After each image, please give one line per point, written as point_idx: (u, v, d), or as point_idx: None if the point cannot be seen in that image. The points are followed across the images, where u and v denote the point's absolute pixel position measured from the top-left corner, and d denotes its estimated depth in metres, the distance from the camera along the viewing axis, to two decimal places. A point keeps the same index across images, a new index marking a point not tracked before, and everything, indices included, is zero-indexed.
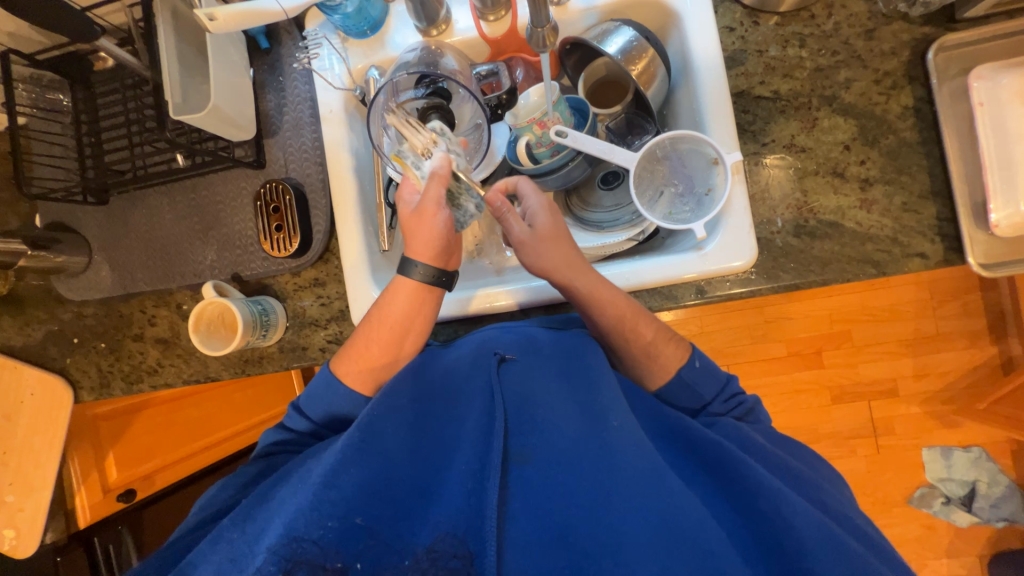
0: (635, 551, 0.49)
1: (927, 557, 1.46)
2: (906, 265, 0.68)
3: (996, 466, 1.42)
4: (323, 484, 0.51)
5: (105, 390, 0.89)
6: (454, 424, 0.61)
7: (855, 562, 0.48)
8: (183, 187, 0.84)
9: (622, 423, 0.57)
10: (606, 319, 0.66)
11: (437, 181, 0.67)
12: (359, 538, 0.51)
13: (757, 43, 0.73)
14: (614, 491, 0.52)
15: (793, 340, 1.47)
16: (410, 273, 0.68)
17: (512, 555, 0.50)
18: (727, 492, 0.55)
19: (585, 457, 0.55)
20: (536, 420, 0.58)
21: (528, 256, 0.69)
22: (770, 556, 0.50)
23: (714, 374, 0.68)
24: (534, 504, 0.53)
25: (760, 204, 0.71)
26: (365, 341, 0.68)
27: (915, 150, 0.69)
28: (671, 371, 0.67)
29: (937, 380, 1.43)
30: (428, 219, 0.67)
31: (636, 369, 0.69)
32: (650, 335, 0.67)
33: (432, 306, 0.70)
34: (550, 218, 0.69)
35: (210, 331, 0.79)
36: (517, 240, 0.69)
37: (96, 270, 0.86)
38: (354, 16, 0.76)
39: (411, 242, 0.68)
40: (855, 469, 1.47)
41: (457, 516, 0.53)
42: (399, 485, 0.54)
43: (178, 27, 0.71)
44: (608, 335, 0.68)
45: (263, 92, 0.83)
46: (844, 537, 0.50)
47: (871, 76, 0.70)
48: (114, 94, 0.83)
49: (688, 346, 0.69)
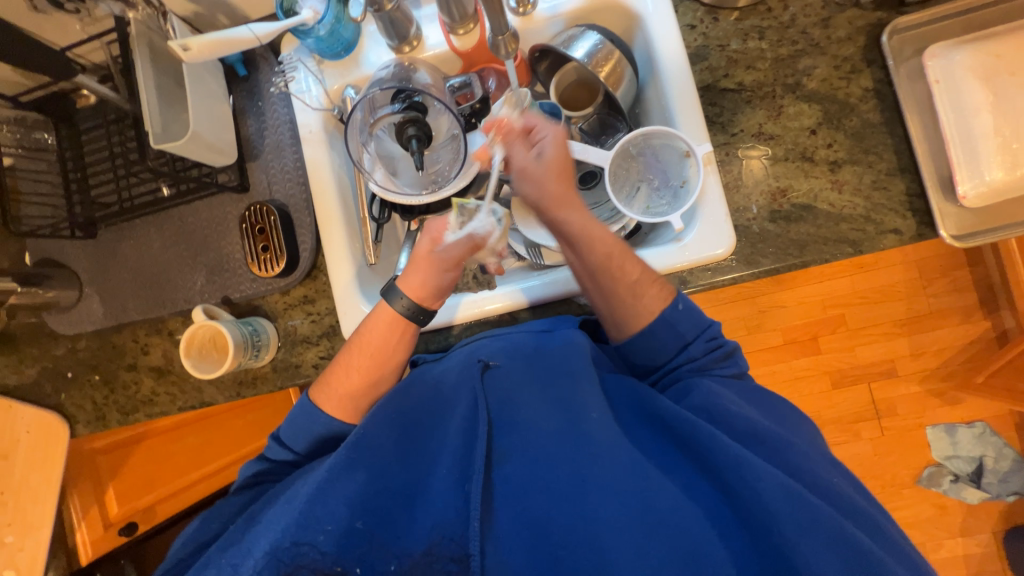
0: (609, 541, 0.50)
1: (941, 537, 1.44)
2: (882, 242, 0.69)
3: (1000, 439, 1.42)
4: (307, 501, 0.53)
5: (102, 422, 0.89)
6: (439, 430, 0.61)
7: (825, 522, 0.47)
8: (170, 215, 0.85)
9: (601, 415, 0.59)
10: (595, 255, 0.65)
11: (466, 242, 0.69)
12: (357, 544, 0.52)
13: (718, 38, 0.76)
14: (592, 482, 0.54)
15: (788, 327, 1.47)
16: (392, 302, 0.69)
17: (498, 548, 0.53)
18: (703, 470, 0.54)
19: (563, 452, 0.56)
20: (517, 421, 0.60)
21: (525, 181, 0.69)
22: (753, 538, 0.49)
23: (697, 316, 0.65)
24: (516, 498, 0.55)
25: (734, 192, 0.73)
26: (347, 368, 0.68)
27: (879, 130, 0.71)
28: (652, 314, 0.65)
29: (934, 358, 1.44)
30: (434, 265, 0.69)
31: (617, 314, 0.66)
32: (635, 274, 0.65)
33: (411, 333, 0.70)
34: (559, 149, 0.70)
35: (202, 355, 0.79)
36: (519, 163, 0.70)
37: (87, 303, 0.87)
38: (327, 39, 0.78)
39: (410, 273, 0.69)
40: (861, 453, 1.46)
41: (441, 518, 0.54)
42: (388, 494, 0.55)
43: (155, 60, 0.73)
44: (592, 275, 0.66)
45: (244, 118, 0.85)
46: (812, 500, 0.48)
47: (830, 62, 0.73)
48: (98, 129, 0.85)
49: (672, 290, 0.66)
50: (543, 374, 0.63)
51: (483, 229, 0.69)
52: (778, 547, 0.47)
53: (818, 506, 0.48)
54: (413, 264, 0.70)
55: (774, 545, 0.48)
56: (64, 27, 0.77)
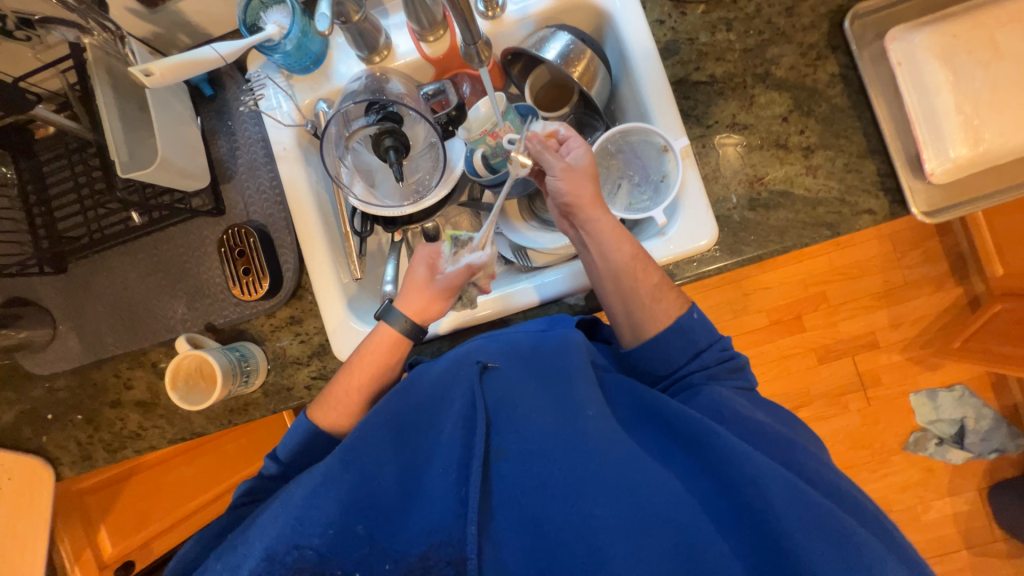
0: (603, 530, 0.51)
1: (931, 499, 1.50)
2: (858, 223, 0.71)
3: (978, 400, 1.49)
4: (305, 505, 0.53)
5: (88, 462, 0.86)
6: (431, 434, 0.60)
7: (823, 517, 0.48)
8: (144, 243, 0.83)
9: (597, 412, 0.58)
10: (620, 257, 0.66)
11: (462, 271, 0.70)
12: (355, 546, 0.52)
13: (687, 32, 0.77)
14: (587, 473, 0.54)
15: (772, 308, 1.51)
16: (392, 322, 0.69)
17: (494, 544, 0.53)
18: (705, 467, 0.55)
19: (560, 447, 0.56)
20: (514, 419, 0.59)
21: (565, 183, 0.68)
22: (742, 520, 0.51)
23: (710, 325, 0.66)
24: (509, 495, 0.55)
25: (713, 183, 0.74)
26: (347, 390, 0.68)
27: (848, 114, 0.72)
28: (670, 318, 0.66)
29: (912, 327, 1.48)
30: (412, 284, 0.71)
31: (636, 319, 0.67)
32: (655, 281, 0.66)
33: (406, 350, 0.71)
34: (590, 158, 0.69)
35: (189, 386, 0.78)
36: (557, 169, 0.68)
37: (64, 340, 0.83)
38: (294, 54, 0.76)
39: (409, 297, 0.71)
40: (850, 424, 1.51)
41: (438, 522, 0.53)
42: (380, 498, 0.55)
43: (116, 85, 0.70)
44: (616, 278, 0.66)
45: (214, 139, 0.83)
46: (805, 489, 0.50)
47: (797, 50, 0.74)
48: (59, 159, 0.82)
49: (688, 298, 0.68)
50: (542, 374, 0.63)
51: (479, 259, 0.71)
52: (776, 538, 0.48)
53: (815, 498, 0.49)
54: (408, 288, 0.71)
55: (772, 538, 0.48)
56: (16, 56, 0.75)
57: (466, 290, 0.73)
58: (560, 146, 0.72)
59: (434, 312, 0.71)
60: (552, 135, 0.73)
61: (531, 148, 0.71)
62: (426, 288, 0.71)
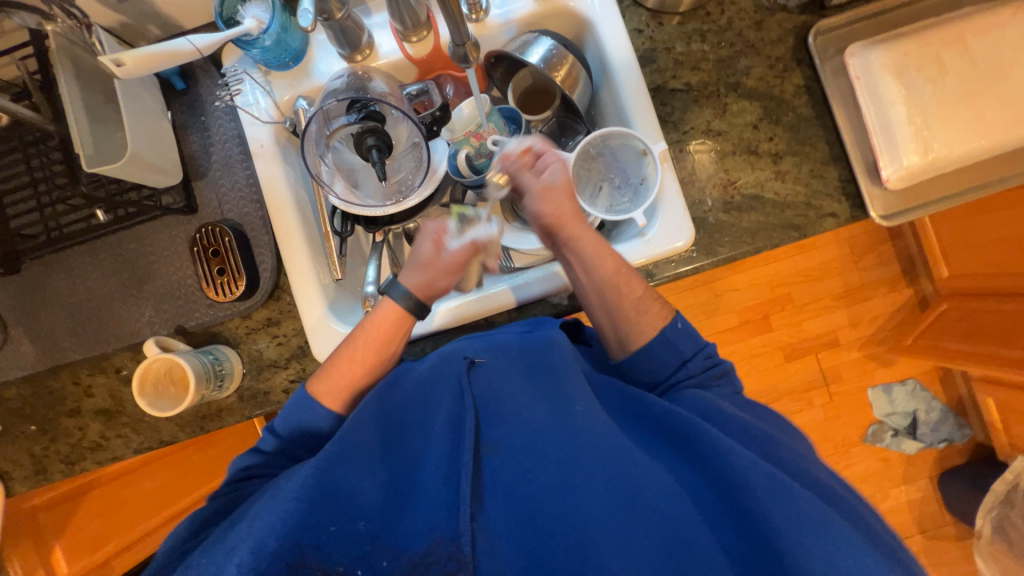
0: (595, 524, 0.51)
1: (887, 487, 1.59)
2: (822, 225, 0.75)
3: (928, 394, 1.59)
4: (295, 497, 0.51)
5: (42, 476, 0.81)
6: (421, 431, 0.59)
7: (806, 508, 0.49)
8: (108, 243, 0.79)
9: (586, 407, 0.60)
10: (603, 271, 0.68)
11: (470, 248, 0.72)
12: (356, 543, 0.51)
13: (664, 41, 0.80)
14: (579, 468, 0.54)
15: (742, 309, 1.57)
16: (394, 296, 0.69)
17: (487, 541, 0.53)
18: (692, 459, 0.56)
19: (551, 441, 0.56)
20: (503, 414, 0.59)
21: (541, 203, 0.72)
22: (731, 510, 0.52)
23: (693, 334, 0.68)
24: (503, 489, 0.55)
25: (690, 186, 0.77)
26: (350, 359, 0.67)
27: (812, 123, 0.77)
28: (655, 329, 0.67)
29: (868, 326, 1.57)
30: (421, 253, 0.71)
31: (621, 328, 0.68)
32: (639, 291, 0.68)
33: (411, 326, 0.70)
34: (566, 176, 0.73)
35: (158, 392, 0.74)
36: (532, 190, 0.72)
37: (16, 345, 0.78)
38: (273, 49, 0.74)
39: (415, 270, 0.70)
40: (814, 419, 1.59)
41: (436, 518, 0.52)
42: (374, 494, 0.54)
43: (81, 77, 0.67)
44: (600, 290, 0.68)
45: (186, 134, 0.80)
46: (791, 483, 0.51)
47: (765, 62, 0.78)
48: (12, 153, 0.76)
49: (671, 309, 0.69)
50: (531, 370, 0.64)
51: (485, 235, 0.73)
52: (767, 533, 0.49)
53: (801, 494, 0.50)
54: (413, 261, 0.71)
55: (763, 531, 0.49)
56: None
57: (470, 265, 0.74)
58: (536, 162, 0.74)
59: (441, 283, 0.71)
60: (527, 152, 0.74)
61: (507, 169, 0.75)
62: (434, 255, 0.71)
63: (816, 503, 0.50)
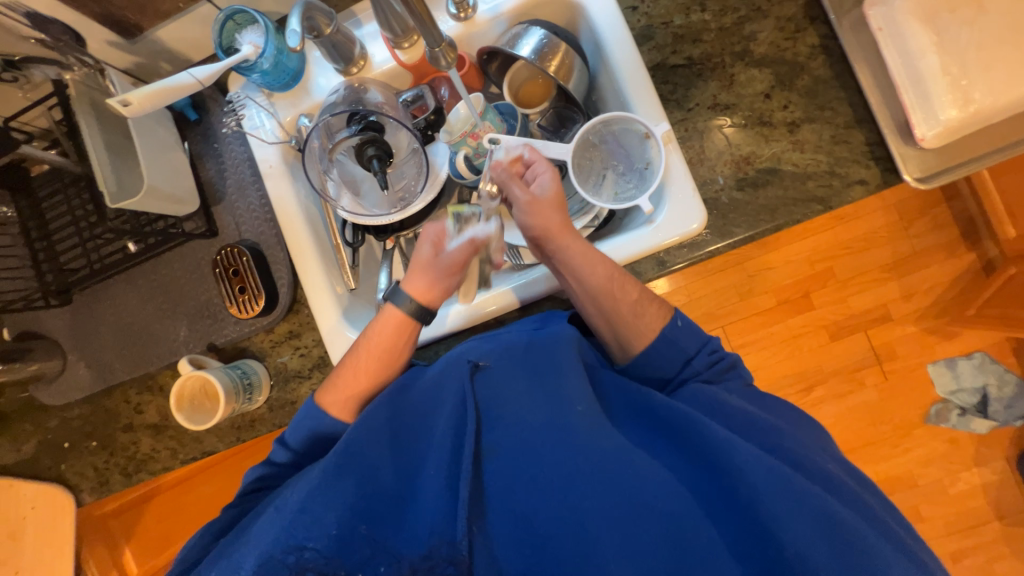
0: (593, 522, 0.51)
1: (957, 471, 1.46)
2: (850, 194, 0.69)
3: (1000, 366, 1.44)
4: (300, 508, 0.53)
5: (106, 487, 0.88)
6: (424, 438, 0.60)
7: (814, 501, 0.48)
8: (143, 270, 0.84)
9: (586, 407, 0.58)
10: (596, 278, 0.65)
11: (469, 246, 0.70)
12: (356, 549, 0.53)
13: (661, 16, 0.76)
14: (576, 469, 0.54)
15: (780, 288, 1.46)
16: (399, 303, 0.69)
17: (487, 543, 0.53)
18: (694, 455, 0.54)
19: (548, 442, 0.56)
20: (504, 416, 0.59)
21: (530, 217, 0.68)
22: (734, 508, 0.50)
23: (696, 330, 0.65)
24: (500, 492, 0.55)
25: (699, 166, 0.73)
26: (354, 368, 0.68)
27: (831, 85, 0.71)
28: (654, 331, 0.65)
29: (925, 297, 1.42)
30: (422, 259, 0.70)
31: (622, 335, 0.65)
32: (634, 294, 0.65)
33: (415, 332, 0.70)
34: (555, 185, 0.70)
35: (195, 407, 0.80)
36: (521, 203, 0.69)
37: (74, 370, 0.85)
38: (272, 72, 0.76)
39: (417, 276, 0.70)
40: (867, 400, 1.48)
41: (437, 521, 0.54)
42: (380, 497, 0.56)
43: (101, 119, 0.72)
44: (594, 297, 0.65)
45: (202, 162, 0.84)
46: (797, 480, 0.49)
47: (774, 24, 0.73)
48: (56, 194, 0.83)
49: (670, 307, 0.67)
50: (533, 371, 0.62)
51: (484, 232, 0.72)
52: (766, 528, 0.48)
53: (806, 489, 0.48)
54: (415, 266, 0.71)
55: (760, 526, 0.48)
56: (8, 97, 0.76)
57: (471, 264, 0.73)
58: (526, 171, 0.74)
59: (446, 284, 0.70)
60: (517, 161, 0.74)
61: (498, 178, 0.72)
62: (434, 258, 0.70)
63: (819, 495, 0.48)
